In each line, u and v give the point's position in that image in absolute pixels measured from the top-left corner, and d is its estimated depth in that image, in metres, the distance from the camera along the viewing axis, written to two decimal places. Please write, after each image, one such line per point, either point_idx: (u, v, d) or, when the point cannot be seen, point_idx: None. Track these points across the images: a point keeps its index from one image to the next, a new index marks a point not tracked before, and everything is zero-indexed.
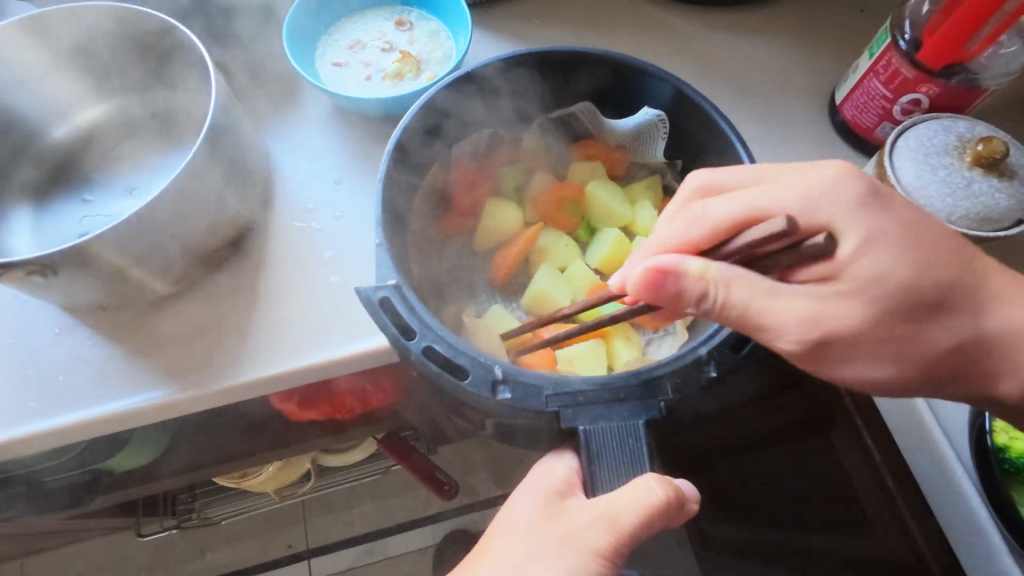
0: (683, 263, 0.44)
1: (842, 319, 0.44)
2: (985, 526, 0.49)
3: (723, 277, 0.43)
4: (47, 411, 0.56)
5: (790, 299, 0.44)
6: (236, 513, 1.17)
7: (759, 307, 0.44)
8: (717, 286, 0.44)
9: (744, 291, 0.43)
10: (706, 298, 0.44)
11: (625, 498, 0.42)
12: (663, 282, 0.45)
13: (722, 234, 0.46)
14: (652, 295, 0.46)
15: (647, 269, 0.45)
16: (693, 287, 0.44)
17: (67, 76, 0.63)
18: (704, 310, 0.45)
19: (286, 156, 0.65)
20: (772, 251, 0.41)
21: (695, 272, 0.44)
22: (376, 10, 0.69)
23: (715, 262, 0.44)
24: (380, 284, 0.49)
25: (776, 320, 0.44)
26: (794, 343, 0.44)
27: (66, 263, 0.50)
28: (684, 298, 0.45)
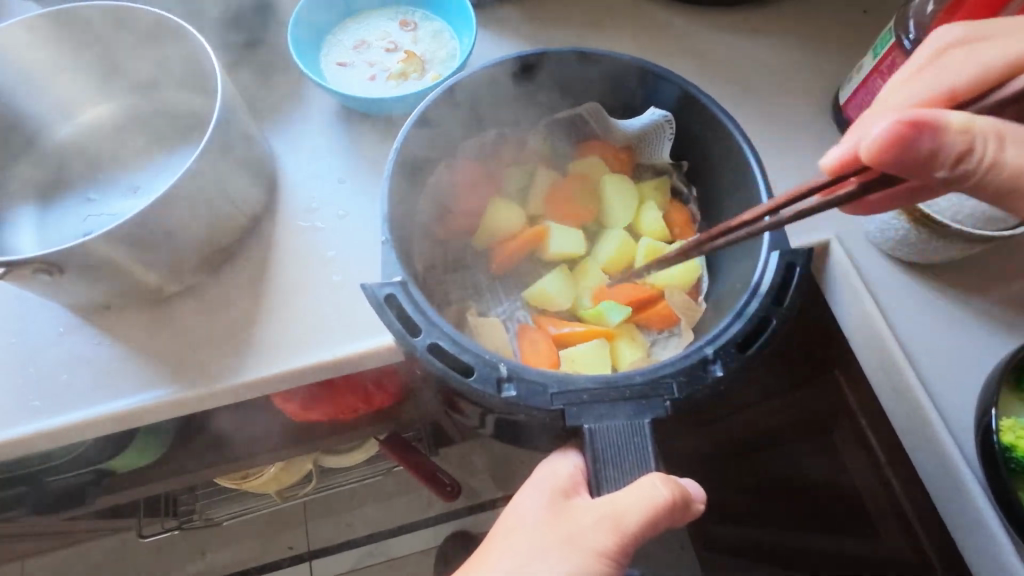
0: (944, 115, 0.38)
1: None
2: (991, 526, 0.49)
3: (992, 130, 0.39)
4: (50, 410, 0.56)
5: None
6: (237, 514, 1.16)
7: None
8: (980, 148, 0.39)
9: (1017, 150, 0.40)
10: (970, 152, 0.39)
11: (630, 498, 0.42)
12: (918, 138, 0.37)
13: (972, 96, 0.43)
14: (898, 154, 0.37)
15: (896, 122, 0.37)
16: (955, 139, 0.38)
17: (72, 75, 0.63)
18: (958, 170, 0.40)
19: (289, 155, 0.65)
20: (934, 157, 0.38)
21: (960, 124, 0.38)
22: (380, 10, 0.70)
23: (977, 117, 0.39)
24: (385, 282, 0.49)
25: (1022, 209, 0.42)
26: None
27: (70, 260, 0.50)
28: (918, 163, 0.38)
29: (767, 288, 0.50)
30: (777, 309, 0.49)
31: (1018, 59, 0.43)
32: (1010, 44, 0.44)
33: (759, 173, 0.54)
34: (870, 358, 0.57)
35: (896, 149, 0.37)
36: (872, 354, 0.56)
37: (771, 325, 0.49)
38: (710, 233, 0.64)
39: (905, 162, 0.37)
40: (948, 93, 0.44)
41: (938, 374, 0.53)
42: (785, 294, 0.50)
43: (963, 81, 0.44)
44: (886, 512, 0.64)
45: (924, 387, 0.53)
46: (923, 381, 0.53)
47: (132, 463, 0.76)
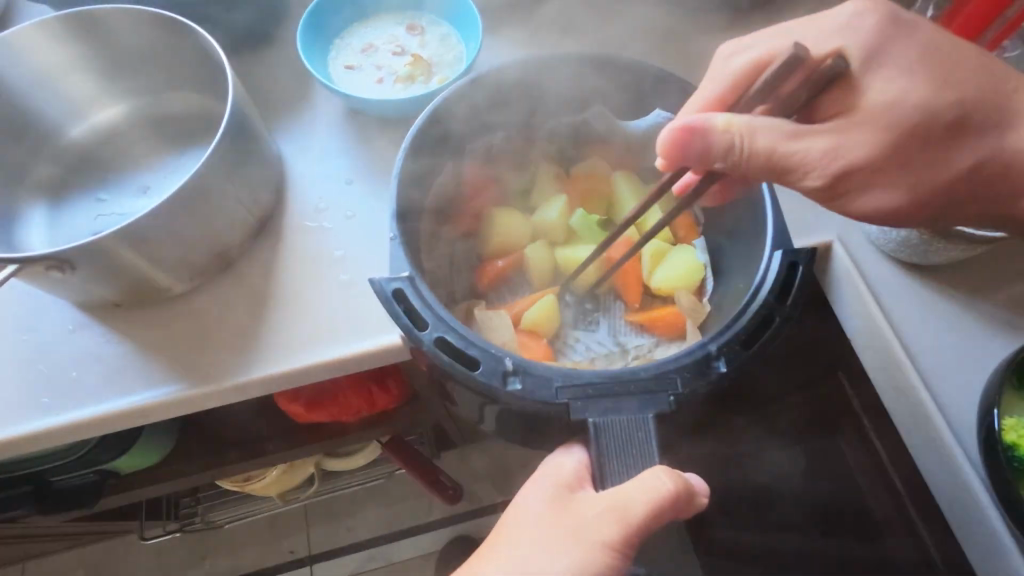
0: (711, 117, 0.44)
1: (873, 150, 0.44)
2: (993, 524, 0.49)
3: (748, 128, 0.43)
4: (59, 407, 0.56)
5: (814, 136, 0.44)
6: (238, 517, 1.16)
7: (784, 149, 0.44)
8: (741, 138, 0.43)
9: (767, 135, 0.43)
10: (733, 150, 0.44)
11: (633, 491, 0.42)
12: (690, 139, 0.44)
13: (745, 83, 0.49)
14: (681, 153, 0.45)
15: (672, 131, 0.44)
16: (717, 140, 0.44)
17: (85, 78, 0.64)
18: (732, 161, 0.44)
19: (297, 156, 0.66)
20: (708, 155, 0.44)
21: (722, 122, 0.43)
22: (388, 15, 0.71)
23: (740, 115, 0.43)
24: (393, 277, 0.50)
25: (806, 151, 0.44)
26: (835, 166, 0.44)
27: (82, 257, 0.51)
28: (706, 155, 0.44)
29: (772, 287, 0.50)
30: (782, 307, 0.50)
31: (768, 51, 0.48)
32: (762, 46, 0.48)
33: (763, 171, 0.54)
34: (872, 357, 0.58)
35: (677, 153, 0.44)
36: (875, 353, 0.57)
37: (776, 323, 0.49)
38: (715, 236, 0.64)
39: (696, 152, 0.44)
40: (720, 102, 0.49)
41: (942, 377, 0.53)
42: (789, 292, 0.51)
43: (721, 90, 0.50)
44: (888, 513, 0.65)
45: (926, 387, 0.53)
46: (927, 383, 0.53)
47: (135, 463, 0.77)
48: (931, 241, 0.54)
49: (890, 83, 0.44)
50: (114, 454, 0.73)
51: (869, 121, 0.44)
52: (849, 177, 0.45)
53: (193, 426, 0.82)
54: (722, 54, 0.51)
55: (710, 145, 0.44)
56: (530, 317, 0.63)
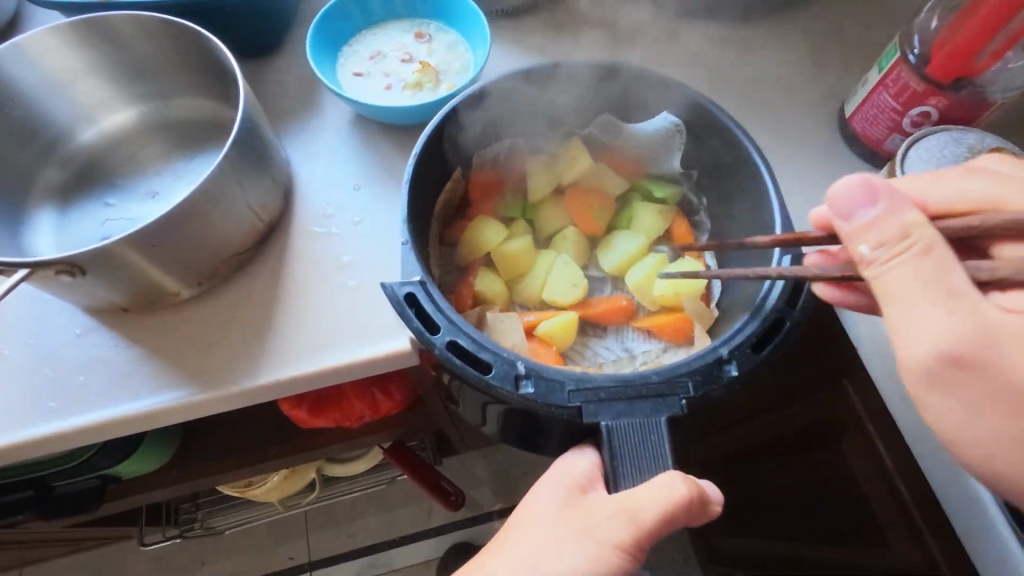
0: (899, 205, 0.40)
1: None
2: (1001, 532, 0.50)
3: (930, 242, 0.38)
4: (67, 411, 0.56)
5: (944, 306, 0.38)
6: (239, 523, 1.16)
7: (919, 300, 0.39)
8: (918, 247, 0.39)
9: (903, 274, 0.39)
10: (896, 245, 0.39)
11: (646, 493, 0.42)
12: (855, 207, 0.41)
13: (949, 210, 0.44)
14: (839, 210, 0.41)
15: (862, 181, 0.41)
16: (889, 226, 0.40)
17: (95, 83, 0.65)
18: (880, 257, 0.40)
19: (305, 162, 0.66)
20: (860, 228, 0.41)
21: (912, 218, 0.39)
22: (396, 23, 0.71)
23: (929, 225, 0.39)
24: (405, 281, 0.50)
25: (908, 328, 0.39)
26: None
27: (93, 262, 0.51)
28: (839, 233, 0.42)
29: (781, 292, 0.50)
30: (792, 312, 0.50)
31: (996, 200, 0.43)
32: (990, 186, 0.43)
33: (768, 177, 0.55)
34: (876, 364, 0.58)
35: (843, 204, 0.41)
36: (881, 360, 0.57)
37: (786, 328, 0.49)
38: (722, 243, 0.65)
39: (856, 217, 0.41)
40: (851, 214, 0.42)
41: None
42: (798, 298, 0.51)
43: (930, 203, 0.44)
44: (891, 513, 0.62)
45: None
46: None
47: (138, 468, 0.76)
48: None
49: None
50: (116, 460, 0.73)
51: None
52: (961, 365, 0.38)
53: (196, 432, 0.82)
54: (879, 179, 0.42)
55: (876, 220, 0.40)
56: (546, 328, 0.62)
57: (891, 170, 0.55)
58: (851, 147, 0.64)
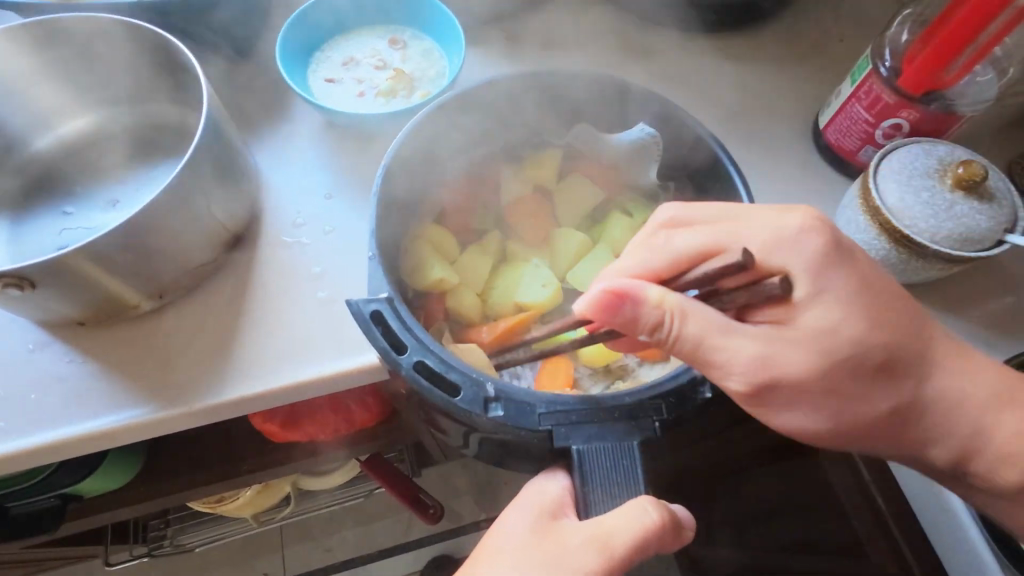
0: (645, 288, 0.45)
1: (792, 364, 0.44)
2: (975, 542, 0.50)
3: (680, 309, 0.44)
4: (18, 432, 0.53)
5: (744, 339, 0.44)
6: (210, 540, 1.13)
7: (713, 342, 0.44)
8: (674, 315, 0.44)
9: (697, 326, 0.44)
10: (660, 327, 0.45)
11: (619, 520, 0.41)
12: (619, 306, 0.45)
13: (691, 261, 0.47)
14: (606, 318, 0.46)
15: (603, 292, 0.45)
16: (650, 312, 0.45)
17: (53, 87, 0.62)
18: (657, 338, 0.45)
19: (275, 169, 0.64)
20: (636, 322, 0.45)
21: (655, 296, 0.44)
22: (370, 29, 0.70)
23: (673, 291, 0.45)
24: (371, 298, 0.49)
25: (726, 357, 0.44)
26: (740, 384, 0.45)
27: (44, 274, 0.48)
28: (622, 321, 0.46)
29: None
30: None
31: (715, 241, 0.46)
32: (707, 232, 0.47)
33: (744, 190, 0.55)
34: None
35: (609, 311, 0.45)
36: None
37: None
38: None
39: (622, 318, 0.45)
40: (653, 274, 0.48)
41: None
42: None
43: (653, 269, 0.48)
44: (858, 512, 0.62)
45: None
46: None
47: (102, 486, 0.73)
48: (910, 260, 0.54)
49: (825, 314, 0.44)
50: (78, 477, 0.70)
51: (802, 338, 0.44)
52: (774, 388, 0.45)
53: (160, 448, 0.79)
54: (660, 227, 0.49)
55: (639, 314, 0.45)
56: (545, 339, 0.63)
57: (863, 183, 0.56)
58: (826, 158, 0.65)
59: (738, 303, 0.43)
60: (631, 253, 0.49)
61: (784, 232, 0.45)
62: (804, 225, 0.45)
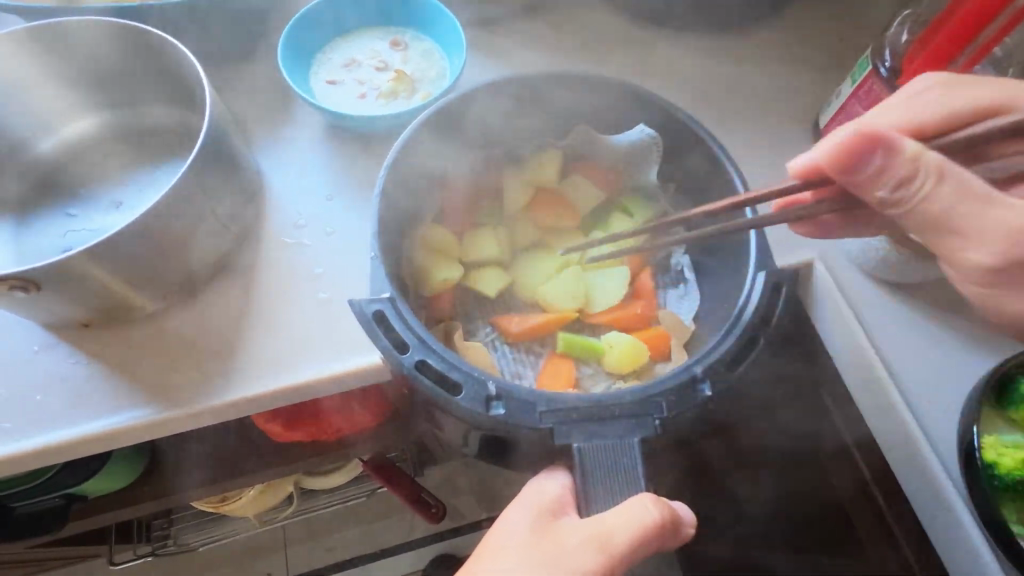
0: (903, 140, 0.43)
1: (995, 231, 0.43)
2: (975, 543, 0.50)
3: (938, 164, 0.43)
4: (23, 432, 0.54)
5: (1015, 204, 0.43)
6: (213, 539, 1.13)
7: (972, 208, 0.43)
8: (930, 172, 0.43)
9: (951, 190, 0.43)
10: (912, 180, 0.43)
11: (619, 519, 0.42)
12: (864, 155, 0.44)
13: (947, 129, 0.48)
14: (846, 165, 0.45)
15: (853, 133, 0.44)
16: (903, 164, 0.43)
17: (56, 90, 0.62)
18: (899, 195, 0.44)
19: (276, 171, 0.65)
20: (881, 175, 0.44)
21: (913, 149, 0.43)
22: (371, 30, 0.70)
23: (932, 149, 0.43)
24: (373, 298, 0.49)
25: (987, 224, 0.43)
26: (989, 255, 0.44)
27: (49, 276, 0.49)
28: (856, 176, 0.45)
29: (755, 309, 0.51)
30: (766, 330, 0.50)
31: (1001, 101, 0.48)
32: (902, 111, 0.49)
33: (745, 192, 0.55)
34: (855, 377, 0.58)
35: (849, 159, 0.45)
36: (854, 367, 0.57)
37: (760, 346, 0.50)
38: (699, 255, 0.65)
39: (859, 164, 0.44)
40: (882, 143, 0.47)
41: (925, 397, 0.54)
42: (772, 314, 0.51)
43: (920, 123, 0.48)
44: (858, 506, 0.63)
45: (907, 404, 0.54)
46: (908, 403, 0.54)
47: (107, 486, 0.74)
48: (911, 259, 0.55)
49: None
50: (84, 477, 0.71)
51: None
52: (1017, 270, 0.44)
53: (165, 447, 0.79)
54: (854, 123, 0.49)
55: (890, 165, 0.43)
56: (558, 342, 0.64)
57: None
58: None
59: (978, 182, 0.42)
60: (824, 135, 0.49)
61: (981, 102, 0.48)
62: (993, 104, 0.48)
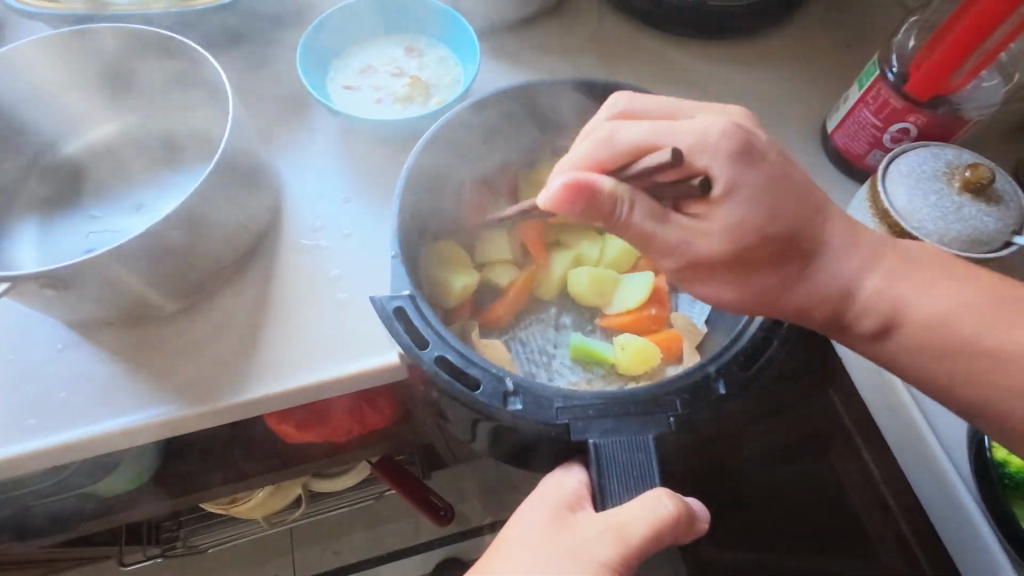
0: (600, 179, 0.47)
1: (703, 244, 0.47)
2: (987, 539, 0.50)
3: (630, 196, 0.47)
4: (49, 429, 0.55)
5: (680, 226, 0.48)
6: (222, 542, 1.14)
7: (654, 228, 0.48)
8: (624, 202, 0.47)
9: (644, 211, 0.47)
10: (615, 215, 0.48)
11: (634, 511, 0.43)
12: (577, 199, 0.47)
13: (624, 160, 0.49)
14: (581, 207, 0.48)
15: (564, 183, 0.47)
16: (604, 202, 0.47)
17: (83, 95, 0.64)
18: (611, 223, 0.48)
19: (296, 175, 0.66)
20: (604, 211, 0.47)
21: (609, 187, 0.47)
22: (386, 37, 0.72)
23: (625, 183, 0.47)
24: (394, 295, 0.50)
25: (665, 245, 0.48)
26: (674, 262, 0.50)
27: (76, 276, 0.50)
28: (594, 208, 0.47)
29: (769, 311, 0.52)
30: (780, 332, 0.51)
31: (654, 138, 0.48)
32: (647, 128, 0.49)
33: None
34: (864, 376, 0.59)
35: (563, 208, 0.48)
36: (865, 368, 0.59)
37: (775, 347, 0.51)
38: None
39: (579, 207, 0.47)
40: (596, 162, 0.50)
41: None
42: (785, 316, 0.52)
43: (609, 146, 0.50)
44: (866, 507, 0.64)
45: (917, 403, 0.55)
46: (920, 401, 0.55)
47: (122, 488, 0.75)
48: None
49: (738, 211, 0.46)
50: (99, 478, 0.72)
51: (711, 230, 0.47)
52: (699, 269, 0.49)
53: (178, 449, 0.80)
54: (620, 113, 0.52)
55: (615, 208, 0.47)
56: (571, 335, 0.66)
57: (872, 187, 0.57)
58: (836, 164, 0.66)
59: (676, 196, 0.47)
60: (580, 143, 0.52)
61: (707, 137, 0.46)
62: (724, 130, 0.46)
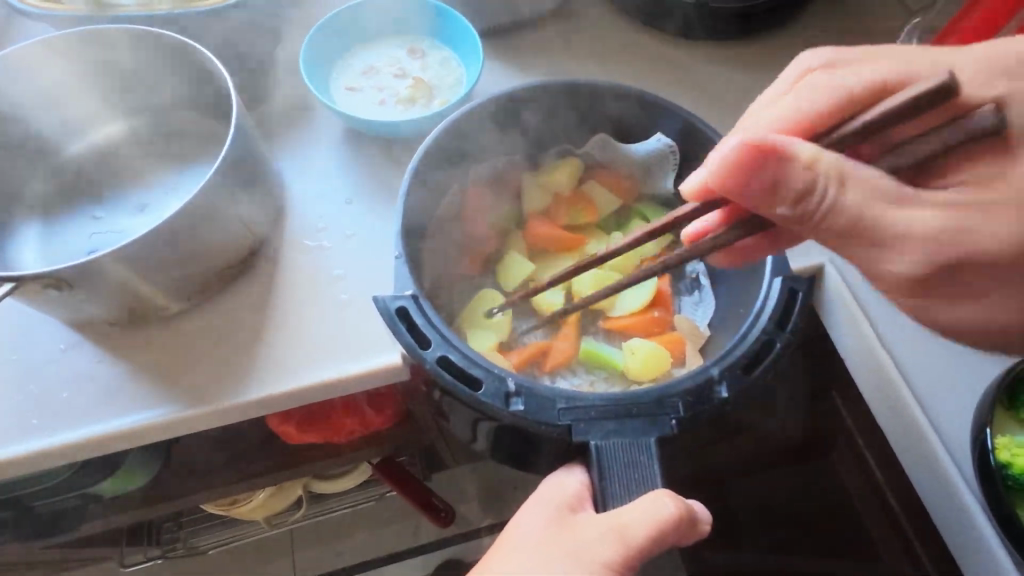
0: (719, 207, 0.47)
1: (933, 254, 0.42)
2: (988, 540, 0.50)
3: (744, 231, 0.46)
4: (50, 429, 0.55)
5: (876, 228, 0.44)
6: (223, 543, 1.14)
7: None
8: (731, 241, 0.46)
9: (761, 246, 0.46)
10: (723, 248, 0.47)
11: (636, 512, 0.43)
12: (690, 221, 0.48)
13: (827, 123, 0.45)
14: (688, 233, 0.48)
15: (692, 203, 0.48)
16: (716, 232, 0.47)
17: (86, 95, 0.64)
18: (716, 258, 0.48)
19: (298, 176, 0.66)
20: (699, 243, 0.48)
21: (721, 220, 0.46)
22: (389, 39, 0.72)
23: (744, 212, 0.46)
24: (398, 295, 0.50)
25: None
26: (876, 274, 0.45)
27: (79, 276, 0.50)
28: (712, 229, 0.47)
29: (772, 313, 0.52)
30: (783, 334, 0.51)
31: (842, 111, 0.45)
32: (833, 100, 0.45)
33: None
34: (866, 376, 0.59)
35: (672, 233, 0.49)
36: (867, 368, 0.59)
37: (777, 349, 0.50)
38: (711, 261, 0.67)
39: (684, 235, 0.48)
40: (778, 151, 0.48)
41: (939, 398, 0.54)
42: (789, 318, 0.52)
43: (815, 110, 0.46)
44: (871, 510, 0.64)
45: (919, 403, 0.55)
46: (921, 401, 0.55)
47: (123, 488, 0.75)
48: None
49: (1004, 218, 0.41)
50: (100, 478, 0.72)
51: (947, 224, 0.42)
52: (920, 279, 0.44)
53: None
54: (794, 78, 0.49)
55: (707, 234, 0.47)
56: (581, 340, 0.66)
57: None
58: None
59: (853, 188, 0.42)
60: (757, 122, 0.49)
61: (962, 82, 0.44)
62: (972, 89, 0.43)
